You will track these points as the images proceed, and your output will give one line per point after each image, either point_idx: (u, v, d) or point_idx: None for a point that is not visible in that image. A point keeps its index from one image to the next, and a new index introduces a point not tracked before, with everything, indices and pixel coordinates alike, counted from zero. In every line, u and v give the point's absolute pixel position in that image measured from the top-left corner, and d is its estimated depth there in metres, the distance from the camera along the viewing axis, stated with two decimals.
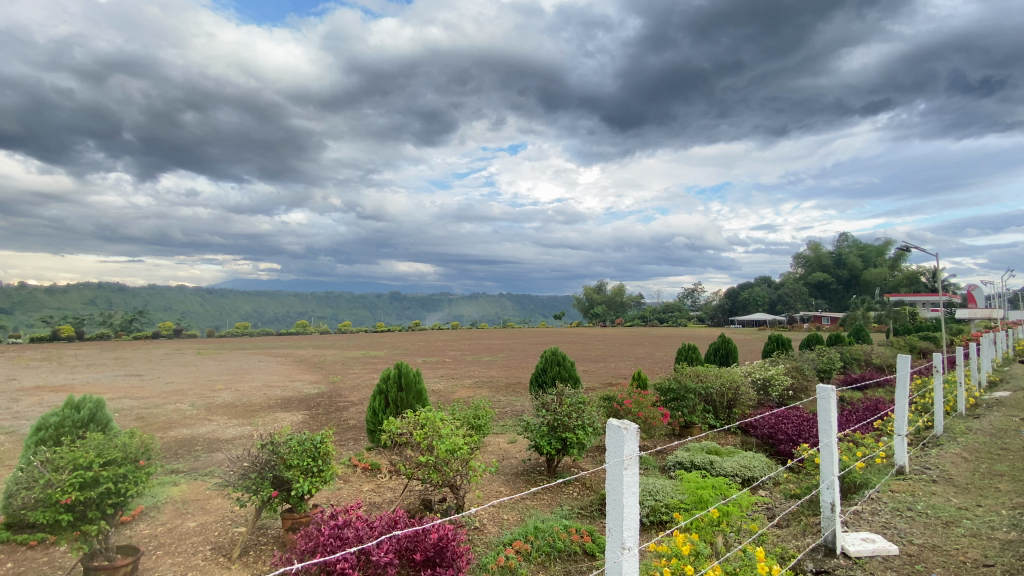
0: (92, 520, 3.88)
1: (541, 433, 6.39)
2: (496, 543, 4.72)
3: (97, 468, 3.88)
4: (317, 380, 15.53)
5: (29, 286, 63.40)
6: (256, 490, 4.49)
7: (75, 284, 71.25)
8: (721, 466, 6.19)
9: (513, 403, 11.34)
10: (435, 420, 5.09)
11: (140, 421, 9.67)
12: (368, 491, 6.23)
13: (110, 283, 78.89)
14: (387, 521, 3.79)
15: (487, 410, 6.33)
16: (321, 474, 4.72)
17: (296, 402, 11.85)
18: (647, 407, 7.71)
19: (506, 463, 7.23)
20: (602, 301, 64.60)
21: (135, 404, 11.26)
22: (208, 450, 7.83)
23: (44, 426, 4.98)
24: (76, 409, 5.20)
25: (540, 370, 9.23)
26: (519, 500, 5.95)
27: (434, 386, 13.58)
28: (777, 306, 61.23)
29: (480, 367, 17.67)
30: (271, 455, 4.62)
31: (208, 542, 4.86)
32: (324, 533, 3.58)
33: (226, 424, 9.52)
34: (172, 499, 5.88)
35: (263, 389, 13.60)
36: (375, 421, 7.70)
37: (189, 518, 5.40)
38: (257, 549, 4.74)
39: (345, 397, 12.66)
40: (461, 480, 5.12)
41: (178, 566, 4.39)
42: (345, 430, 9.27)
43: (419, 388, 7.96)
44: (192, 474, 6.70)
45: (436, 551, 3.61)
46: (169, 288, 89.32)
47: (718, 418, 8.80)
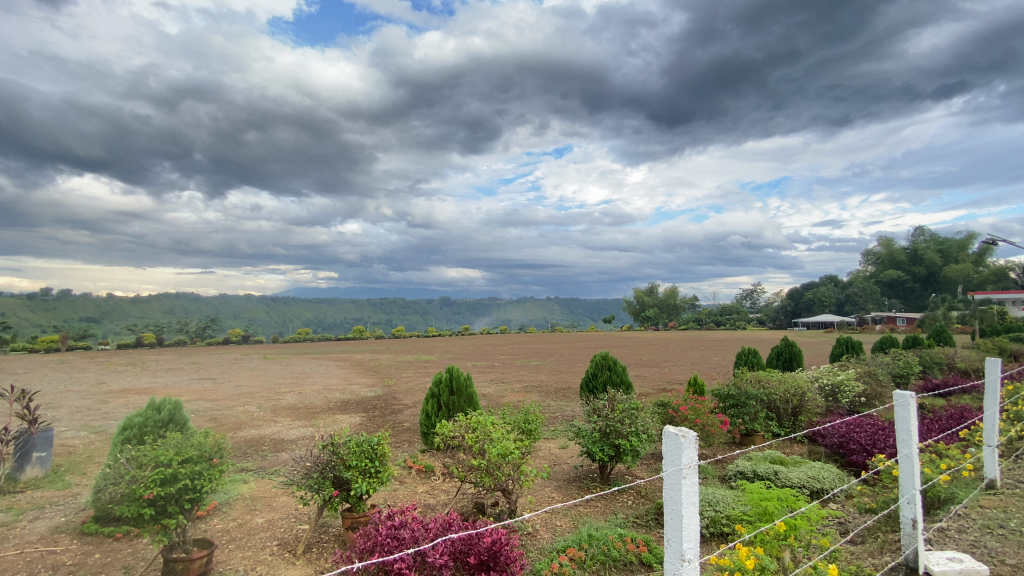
0: (172, 513, 4.15)
1: (593, 439, 6.28)
2: (550, 549, 4.69)
3: (176, 465, 4.18)
4: (373, 383, 16.05)
5: (116, 298, 69.58)
6: (318, 489, 4.69)
7: (156, 295, 77.55)
8: (787, 477, 5.86)
9: (564, 408, 11.28)
10: (487, 423, 5.10)
11: (214, 422, 10.35)
12: (422, 492, 6.36)
13: (186, 294, 85.18)
14: (442, 523, 3.89)
15: (537, 414, 6.28)
16: (378, 475, 4.86)
17: (353, 404, 12.31)
18: (705, 414, 7.40)
19: (558, 469, 7.18)
20: (654, 303, 62.94)
21: (210, 406, 12.09)
22: (275, 449, 8.28)
23: (129, 425, 5.42)
24: (157, 410, 5.63)
25: (591, 375, 9.11)
26: (572, 506, 5.89)
27: (485, 390, 13.72)
28: (845, 306, 57.55)
29: (531, 372, 17.66)
30: (332, 456, 4.80)
31: (275, 538, 5.11)
32: (381, 533, 3.71)
33: (290, 425, 10.02)
34: (242, 495, 6.24)
35: (323, 392, 14.25)
36: (429, 424, 7.86)
37: (258, 514, 5.71)
38: (321, 546, 4.94)
39: (399, 399, 13.03)
40: (513, 485, 5.10)
41: (248, 561, 4.64)
42: (400, 432, 9.53)
43: (470, 392, 8.05)
44: (260, 472, 7.09)
45: (490, 555, 3.64)
46: (237, 297, 95.30)
47: (782, 426, 8.36)
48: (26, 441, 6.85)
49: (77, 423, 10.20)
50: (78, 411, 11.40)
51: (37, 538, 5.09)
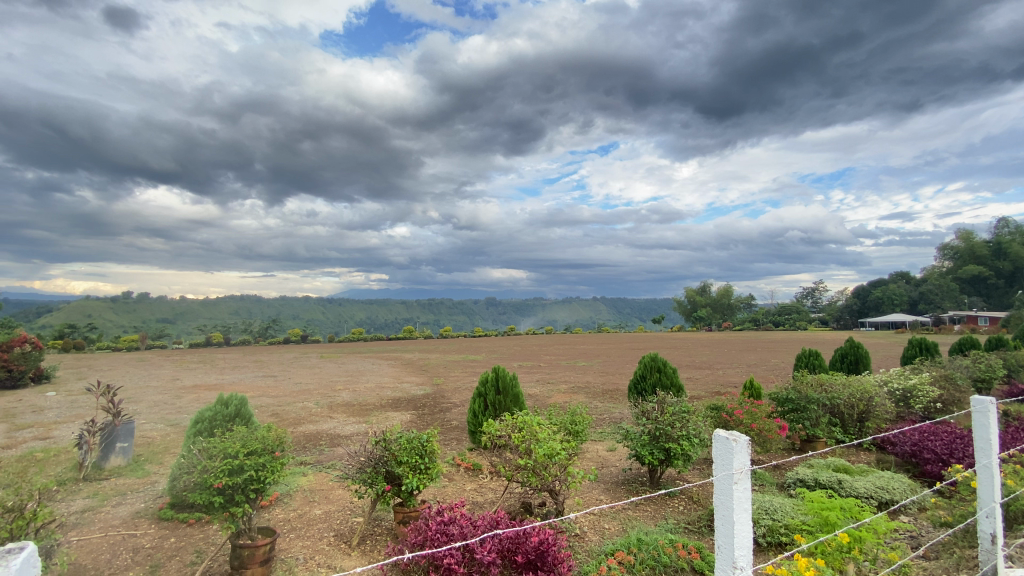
0: (238, 503, 4.41)
1: (642, 442, 6.15)
2: (599, 552, 4.65)
3: (242, 457, 4.45)
4: (422, 382, 16.45)
5: (188, 300, 74.88)
6: (371, 484, 4.87)
7: (223, 298, 82.91)
8: (852, 486, 5.52)
9: (612, 410, 11.13)
10: (533, 423, 5.11)
11: (276, 416, 10.95)
12: (471, 490, 6.46)
13: (250, 296, 90.44)
14: (490, 521, 3.98)
15: (585, 416, 6.24)
16: (427, 471, 5.00)
17: (404, 402, 12.65)
18: (762, 419, 7.09)
19: (606, 471, 7.11)
20: (706, 303, 60.79)
21: (271, 401, 12.81)
22: (331, 444, 8.64)
23: (201, 419, 5.83)
24: (225, 405, 6.04)
25: (640, 377, 8.96)
26: (620, 510, 5.81)
27: (530, 390, 13.73)
28: (919, 305, 53.58)
29: (578, 373, 17.53)
30: (384, 452, 4.97)
31: (332, 529, 5.35)
32: (432, 528, 3.87)
33: (345, 421, 10.44)
34: (301, 487, 6.58)
35: (376, 390, 14.75)
36: (476, 422, 7.98)
37: (316, 505, 6.00)
38: (374, 538, 5.13)
39: (448, 398, 13.29)
40: (560, 485, 5.09)
41: (307, 550, 4.89)
42: (448, 430, 9.71)
43: (517, 392, 8.09)
44: (317, 466, 7.44)
45: (537, 555, 3.67)
46: (295, 299, 100.21)
47: (847, 432, 7.89)
48: (110, 432, 7.49)
49: (156, 416, 11.06)
50: (156, 405, 12.36)
51: (120, 522, 5.57)
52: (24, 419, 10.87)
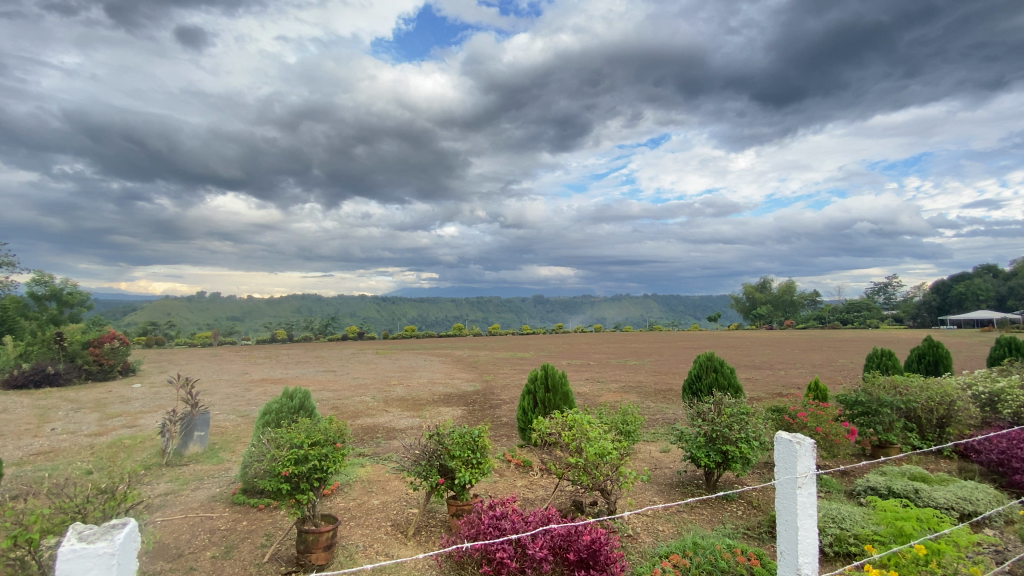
0: (303, 490, 4.66)
1: (698, 444, 5.99)
2: (652, 554, 4.57)
3: (307, 447, 4.70)
4: (473, 378, 16.70)
5: (255, 300, 79.73)
6: (425, 476, 5.03)
7: (286, 297, 87.67)
8: (930, 495, 5.12)
9: (665, 410, 10.87)
10: (583, 422, 5.09)
11: (336, 410, 11.49)
12: (522, 486, 6.52)
13: (310, 295, 95.17)
14: (541, 518, 4.03)
15: (636, 415, 6.13)
16: (479, 466, 5.08)
17: (456, 397, 12.92)
18: (828, 422, 6.71)
19: (659, 472, 6.98)
20: (766, 299, 58.05)
21: (332, 395, 13.43)
22: (387, 437, 8.96)
23: (268, 411, 6.21)
24: (290, 398, 6.41)
25: (695, 376, 8.71)
26: (675, 512, 5.68)
27: (580, 389, 13.66)
28: (1009, 300, 48.78)
29: (630, 372, 17.23)
30: (438, 445, 5.12)
31: (389, 519, 5.56)
32: (484, 522, 3.98)
33: (400, 415, 10.79)
34: (360, 478, 6.87)
35: (428, 385, 15.15)
36: (526, 419, 8.05)
37: (374, 496, 6.25)
38: (428, 529, 5.28)
39: (498, 394, 13.45)
40: (612, 485, 5.03)
41: (367, 538, 5.11)
42: (498, 426, 9.83)
43: (566, 390, 8.05)
44: (375, 458, 7.75)
45: (589, 553, 3.67)
46: (352, 297, 104.39)
47: (924, 438, 7.34)
48: (189, 421, 8.14)
49: (228, 407, 11.88)
50: (228, 397, 13.26)
51: (198, 505, 6.03)
52: (115, 408, 11.98)
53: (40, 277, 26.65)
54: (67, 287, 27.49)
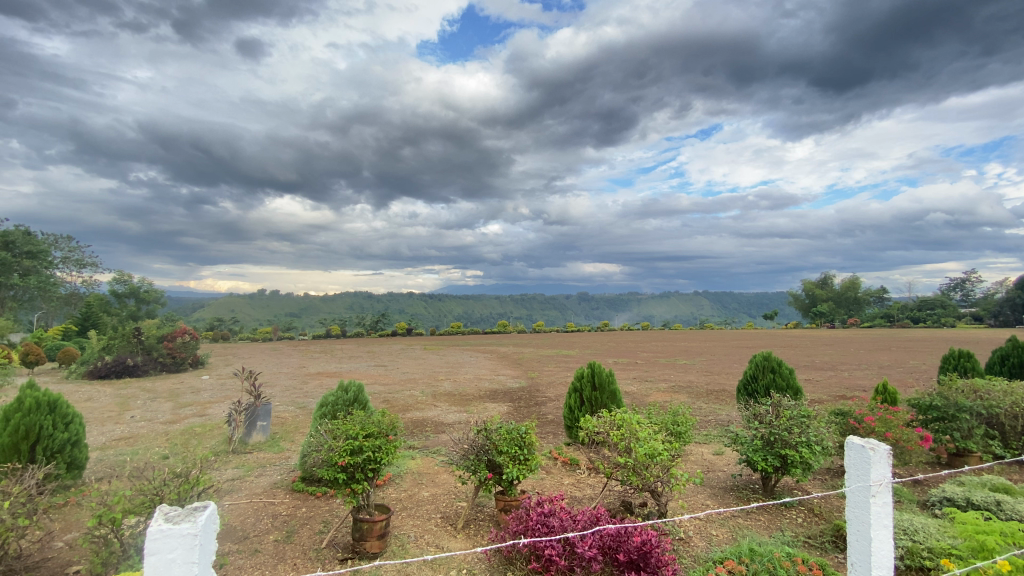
0: (358, 480, 4.82)
1: (754, 447, 5.75)
2: (706, 559, 4.43)
3: (361, 439, 4.87)
4: (518, 375, 16.75)
5: (310, 297, 83.46)
6: (474, 471, 5.09)
7: (339, 294, 91.24)
8: (1015, 509, 4.69)
9: (718, 411, 10.49)
10: (633, 421, 4.98)
11: (386, 403, 11.84)
12: (569, 484, 6.48)
13: (361, 292, 98.60)
14: (590, 517, 4.00)
15: (687, 416, 5.94)
16: (527, 462, 5.08)
17: (502, 394, 13.01)
18: (898, 428, 6.25)
19: (711, 475, 6.76)
20: (827, 297, 54.89)
21: (383, 389, 13.87)
22: (435, 431, 9.14)
23: (325, 403, 6.48)
24: (345, 390, 6.67)
25: (750, 377, 8.37)
26: (729, 517, 5.48)
27: (628, 388, 13.43)
28: None
29: (680, 371, 16.74)
30: (485, 441, 5.16)
31: (439, 511, 5.67)
32: (533, 518, 4.00)
33: (448, 410, 10.99)
34: (411, 470, 7.05)
35: (475, 381, 15.34)
36: (573, 417, 8.01)
37: (424, 488, 6.40)
38: (477, 523, 5.35)
39: (544, 392, 13.42)
40: (663, 487, 4.89)
41: (418, 528, 5.24)
42: (544, 423, 9.82)
43: (614, 389, 7.92)
44: (424, 451, 7.93)
45: (640, 555, 3.59)
46: (400, 294, 107.25)
47: (1009, 447, 6.72)
48: (253, 411, 8.62)
49: (287, 399, 12.50)
50: (287, 389, 13.95)
51: (262, 490, 6.38)
52: (187, 398, 12.86)
53: (121, 277, 29.11)
54: (144, 286, 29.88)
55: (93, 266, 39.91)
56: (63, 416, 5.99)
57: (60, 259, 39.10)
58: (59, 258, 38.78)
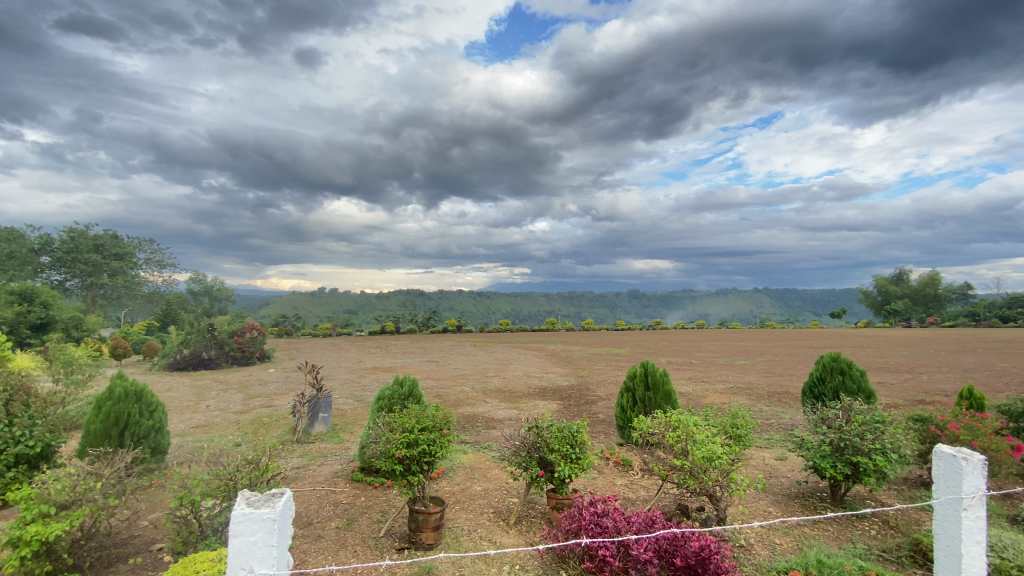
0: (414, 473, 4.95)
1: (821, 453, 5.43)
2: (768, 568, 4.24)
3: (417, 432, 5.00)
4: (568, 373, 16.67)
5: (365, 295, 86.65)
6: (525, 467, 5.12)
7: (392, 292, 94.17)
8: None
9: (780, 415, 9.98)
10: (689, 423, 4.82)
11: (439, 398, 12.12)
12: (622, 485, 6.37)
13: (413, 291, 101.24)
14: (645, 519, 3.92)
15: (748, 419, 5.68)
16: (579, 461, 5.03)
17: (552, 392, 12.97)
18: (986, 435, 5.69)
19: (774, 481, 6.46)
20: (903, 294, 50.88)
21: (435, 384, 14.20)
22: (486, 427, 9.26)
23: (382, 397, 6.72)
24: (400, 385, 6.86)
25: (817, 379, 7.91)
26: (794, 526, 5.20)
27: (682, 388, 13.04)
28: None
29: (738, 372, 16.06)
30: (537, 438, 5.17)
31: (491, 506, 5.74)
32: (586, 518, 3.98)
33: (498, 406, 11.09)
34: (463, 464, 7.18)
35: (525, 378, 15.38)
36: (625, 417, 7.88)
37: (477, 482, 6.50)
38: (529, 520, 5.36)
39: (594, 390, 13.29)
40: (722, 492, 4.69)
41: (471, 522, 5.33)
42: (595, 423, 9.71)
43: (668, 389, 7.71)
44: (476, 445, 8.05)
45: (698, 561, 3.47)
46: (450, 292, 109.25)
47: None
48: (315, 403, 9.08)
49: (346, 392, 13.05)
50: (346, 383, 14.57)
51: (324, 479, 6.71)
52: (255, 390, 13.71)
53: (196, 276, 31.57)
54: (217, 285, 32.49)
55: (172, 267, 43.26)
56: (148, 405, 6.53)
57: (144, 260, 42.70)
58: (143, 259, 42.38)
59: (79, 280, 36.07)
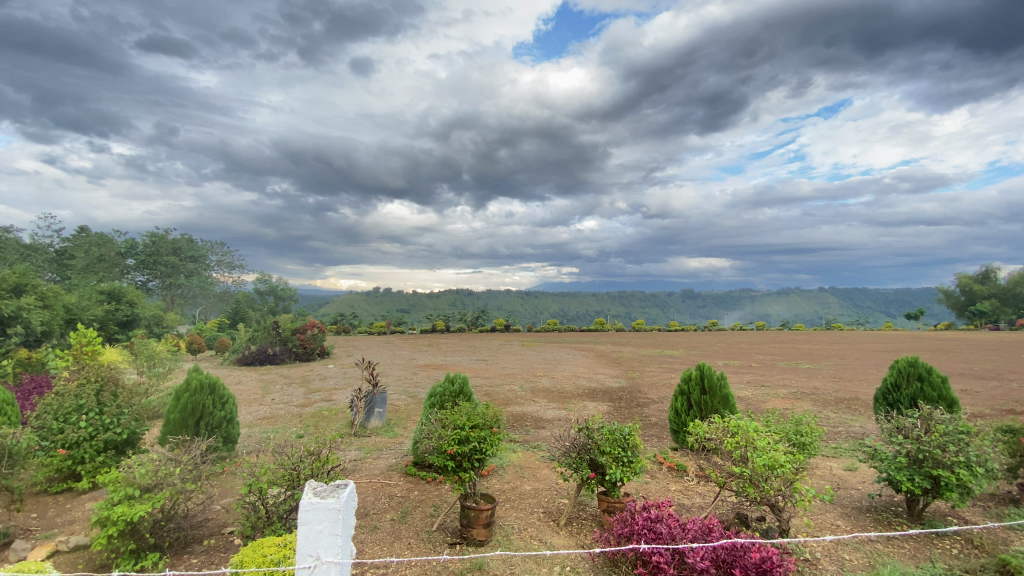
0: (465, 469, 5.03)
1: (896, 465, 5.06)
2: None
3: (468, 429, 5.07)
4: (618, 375, 16.39)
5: (416, 295, 88.92)
6: (576, 468, 5.07)
7: (442, 292, 96.09)
8: None
9: (849, 423, 9.37)
10: (750, 429, 4.61)
11: (488, 396, 12.25)
12: (676, 490, 6.20)
13: (462, 291, 102.79)
14: (702, 527, 3.80)
15: (813, 426, 5.37)
16: (631, 465, 4.94)
17: (602, 393, 12.79)
18: None
19: (843, 493, 6.08)
20: (991, 293, 46.38)
21: (485, 383, 14.35)
22: (535, 426, 9.27)
23: (434, 394, 6.88)
24: (451, 382, 6.99)
25: (892, 386, 7.37)
26: (864, 541, 4.88)
27: (740, 392, 12.52)
28: None
29: (802, 376, 15.21)
30: (587, 439, 5.11)
31: (541, 506, 5.74)
32: (639, 523, 3.92)
33: (548, 406, 11.07)
34: (513, 462, 7.22)
35: (574, 379, 15.25)
36: (679, 421, 7.66)
37: (527, 481, 6.52)
38: (580, 522, 5.32)
39: (646, 392, 13.00)
40: (785, 502, 4.46)
41: (521, 521, 5.36)
42: (647, 426, 9.50)
43: (726, 393, 7.42)
44: (526, 445, 8.07)
45: (759, 573, 3.33)
46: (499, 292, 110.08)
47: None
48: (371, 398, 9.45)
49: (399, 388, 13.46)
50: (399, 379, 15.01)
51: (380, 472, 6.95)
52: (316, 385, 14.40)
53: (263, 276, 33.65)
54: (281, 285, 34.54)
55: (241, 268, 46.17)
56: (220, 397, 6.99)
57: (216, 261, 45.85)
58: (215, 261, 45.50)
59: (160, 281, 39.19)
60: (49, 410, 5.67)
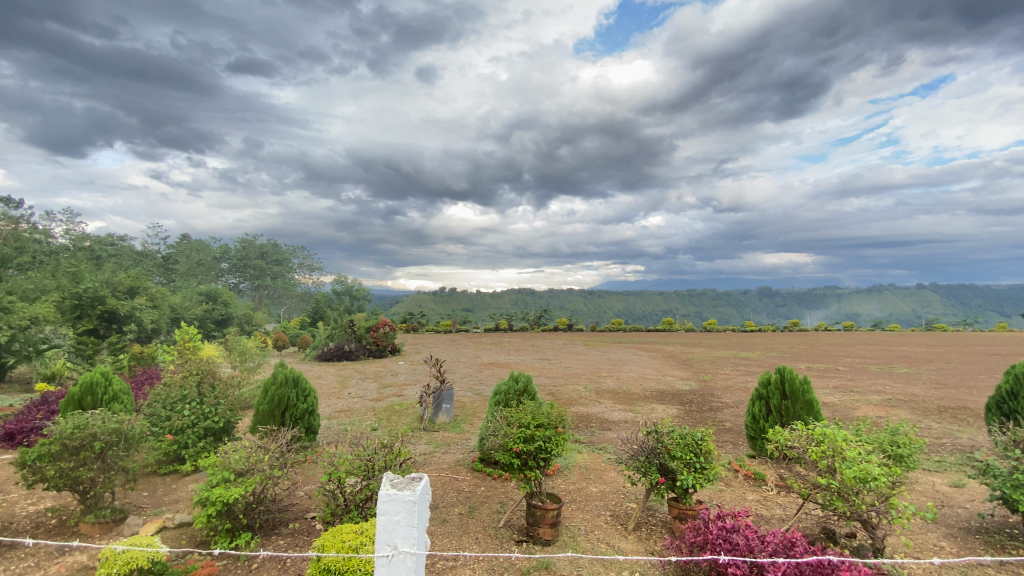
0: (531, 468, 5.03)
1: (1012, 482, 4.49)
2: None
3: (533, 428, 5.10)
4: (688, 377, 15.78)
5: (481, 294, 90.52)
6: (645, 472, 4.94)
7: (505, 292, 97.15)
8: None
9: (955, 434, 8.42)
10: (837, 438, 4.26)
11: (553, 395, 12.24)
12: (753, 500, 5.87)
13: (525, 290, 103.34)
14: (783, 541, 3.56)
15: (911, 437, 4.88)
16: (704, 471, 4.73)
17: (670, 396, 12.37)
18: None
19: (947, 512, 5.48)
20: None
21: (549, 382, 14.34)
22: (601, 428, 9.14)
23: (499, 392, 6.97)
24: (516, 380, 7.06)
25: (1007, 394, 6.55)
26: (973, 566, 4.38)
27: (824, 398, 11.63)
28: None
29: (898, 381, 13.90)
30: (657, 443, 4.95)
31: (608, 509, 5.65)
32: (712, 532, 3.76)
33: (613, 407, 10.88)
34: (579, 463, 7.17)
35: (641, 380, 14.86)
36: (757, 427, 7.25)
37: (593, 483, 6.44)
38: (650, 527, 5.19)
39: (719, 396, 12.42)
40: (879, 519, 4.09)
41: (588, 523, 5.30)
42: (720, 431, 9.07)
43: (809, 398, 6.92)
44: (591, 446, 7.98)
45: None
46: (561, 291, 109.58)
47: None
48: (439, 394, 9.70)
49: (465, 385, 13.78)
50: (465, 377, 15.35)
51: (448, 466, 7.15)
52: (388, 380, 15.08)
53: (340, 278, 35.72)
54: (355, 285, 36.49)
55: (319, 270, 49.28)
56: (302, 389, 7.48)
57: (298, 264, 49.28)
58: (296, 264, 48.85)
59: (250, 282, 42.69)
60: (158, 400, 6.36)
